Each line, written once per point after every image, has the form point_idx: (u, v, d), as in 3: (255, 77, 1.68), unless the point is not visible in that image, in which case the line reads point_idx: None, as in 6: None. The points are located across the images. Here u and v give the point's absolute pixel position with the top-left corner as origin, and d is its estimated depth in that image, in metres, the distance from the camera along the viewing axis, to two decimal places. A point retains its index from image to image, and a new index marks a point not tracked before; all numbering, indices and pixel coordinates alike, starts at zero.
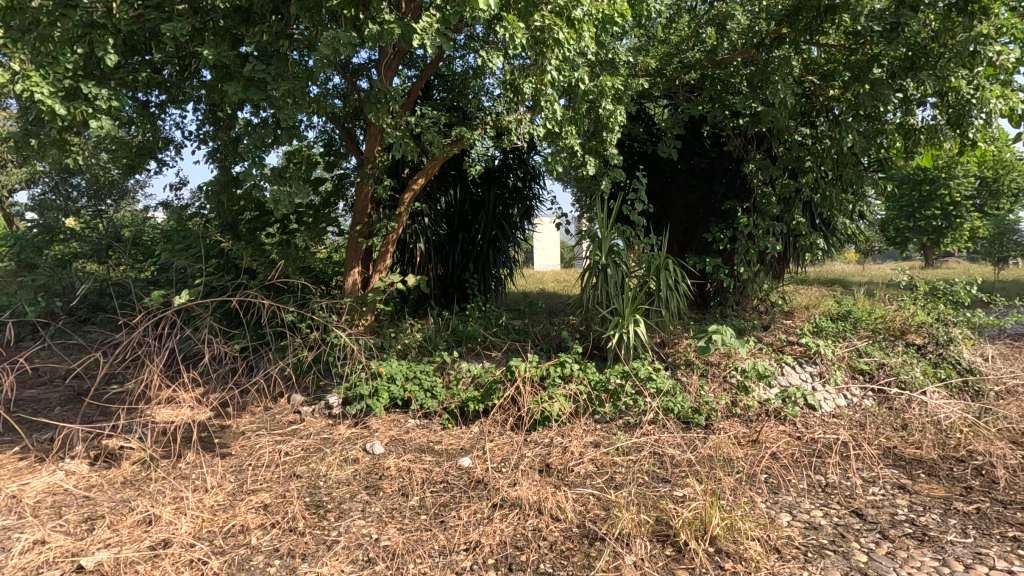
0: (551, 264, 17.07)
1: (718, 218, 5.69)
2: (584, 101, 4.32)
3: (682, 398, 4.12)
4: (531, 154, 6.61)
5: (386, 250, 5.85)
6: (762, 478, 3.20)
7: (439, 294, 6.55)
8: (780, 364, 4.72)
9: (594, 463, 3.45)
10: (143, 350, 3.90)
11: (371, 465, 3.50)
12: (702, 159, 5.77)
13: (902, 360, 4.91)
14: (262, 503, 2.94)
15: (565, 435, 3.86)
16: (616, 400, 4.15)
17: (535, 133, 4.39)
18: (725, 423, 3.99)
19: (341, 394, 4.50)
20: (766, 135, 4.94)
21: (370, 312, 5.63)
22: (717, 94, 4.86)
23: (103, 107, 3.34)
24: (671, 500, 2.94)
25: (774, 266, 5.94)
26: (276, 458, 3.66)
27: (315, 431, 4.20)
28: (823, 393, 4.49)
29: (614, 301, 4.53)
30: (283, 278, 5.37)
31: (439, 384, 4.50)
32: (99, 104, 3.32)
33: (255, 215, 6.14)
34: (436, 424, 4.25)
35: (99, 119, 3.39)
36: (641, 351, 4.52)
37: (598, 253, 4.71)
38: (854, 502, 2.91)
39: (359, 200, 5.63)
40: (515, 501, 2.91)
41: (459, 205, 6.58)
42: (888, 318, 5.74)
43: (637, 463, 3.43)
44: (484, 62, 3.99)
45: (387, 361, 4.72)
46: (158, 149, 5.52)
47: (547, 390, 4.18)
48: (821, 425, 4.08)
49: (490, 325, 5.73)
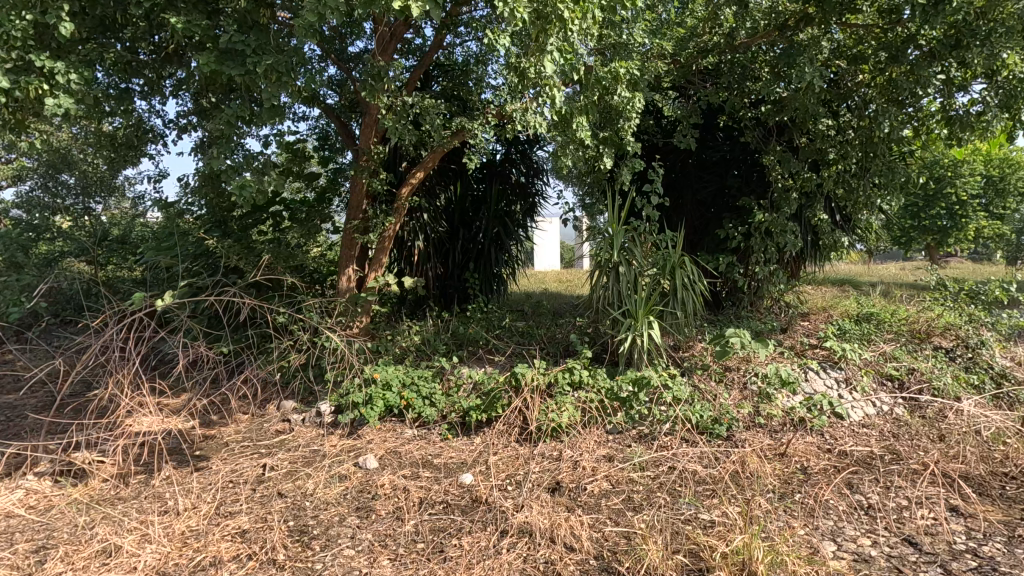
0: (551, 265, 16.79)
1: (733, 215, 5.38)
2: (595, 85, 4.01)
3: (700, 407, 3.82)
4: (535, 148, 6.28)
5: (383, 248, 5.53)
6: (796, 499, 2.90)
7: (438, 295, 6.25)
8: (804, 370, 4.38)
9: (608, 480, 3.16)
10: (106, 357, 3.51)
11: (363, 482, 3.19)
12: (713, 152, 5.49)
13: (932, 365, 4.61)
14: (240, 529, 2.64)
15: (575, 448, 3.58)
16: (630, 408, 3.87)
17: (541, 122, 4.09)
18: (748, 435, 3.69)
19: (334, 401, 4.23)
20: (787, 124, 4.63)
21: (365, 313, 5.33)
22: (736, 80, 4.52)
23: (59, 82, 3.08)
24: (698, 526, 2.63)
25: (792, 264, 5.63)
26: (261, 473, 3.35)
27: (304, 443, 3.90)
28: (851, 401, 4.18)
29: (627, 301, 4.22)
30: (271, 276, 5.04)
31: (438, 391, 4.21)
32: (54, 78, 3.07)
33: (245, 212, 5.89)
34: (435, 435, 3.95)
35: (56, 96, 3.12)
36: (655, 355, 4.21)
37: (609, 250, 4.39)
38: (904, 527, 2.61)
39: (354, 194, 5.33)
40: (523, 527, 2.62)
41: (459, 201, 6.25)
42: (911, 320, 5.45)
43: (656, 481, 3.14)
44: (491, 39, 3.68)
45: (383, 366, 4.44)
46: (143, 141, 5.24)
47: (554, 398, 3.88)
48: (853, 438, 3.78)
49: (491, 327, 5.42)
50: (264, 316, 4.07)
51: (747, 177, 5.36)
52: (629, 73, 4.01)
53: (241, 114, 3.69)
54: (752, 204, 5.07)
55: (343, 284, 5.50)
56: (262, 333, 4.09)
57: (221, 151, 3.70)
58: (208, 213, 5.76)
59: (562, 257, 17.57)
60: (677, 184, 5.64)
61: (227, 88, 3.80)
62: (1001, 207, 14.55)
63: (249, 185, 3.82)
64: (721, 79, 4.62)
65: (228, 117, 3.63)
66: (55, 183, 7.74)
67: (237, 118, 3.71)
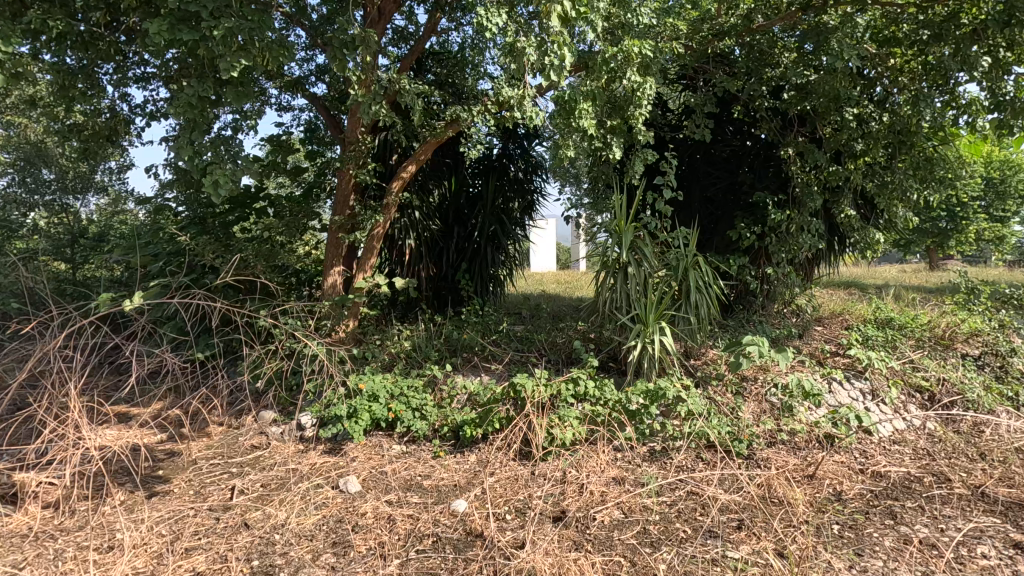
0: (546, 266, 16.43)
1: (745, 212, 5.04)
2: (602, 67, 3.66)
3: (718, 422, 3.49)
4: (533, 142, 5.90)
5: (372, 246, 5.16)
6: (834, 533, 2.56)
7: (431, 297, 5.88)
8: (827, 381, 4.03)
9: (620, 508, 2.82)
10: (49, 365, 3.11)
11: (344, 509, 2.84)
12: (725, 146, 5.14)
13: (963, 375, 4.28)
14: (195, 572, 2.30)
15: (580, 468, 3.24)
16: (640, 423, 3.52)
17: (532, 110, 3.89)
18: (771, 454, 3.36)
19: (315, 414, 3.88)
20: (809, 114, 4.29)
21: (352, 316, 4.99)
22: (754, 66, 4.18)
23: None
24: (725, 567, 2.29)
25: (808, 265, 5.29)
26: (229, 498, 2.98)
27: (281, 462, 3.54)
28: (878, 415, 3.84)
29: (636, 305, 3.86)
30: (246, 277, 4.63)
31: (429, 403, 3.88)
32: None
33: (227, 209, 5.55)
34: (425, 452, 3.60)
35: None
36: (666, 364, 3.87)
37: (617, 250, 4.02)
38: (963, 570, 2.27)
39: (340, 189, 4.95)
40: (524, 571, 2.27)
41: (454, 198, 5.90)
42: (934, 325, 5.13)
43: (674, 510, 2.80)
44: (486, 15, 3.32)
45: (370, 375, 4.09)
46: (113, 130, 4.88)
47: (557, 412, 3.53)
48: (885, 456, 3.44)
49: (488, 331, 5.03)
50: (237, 324, 3.68)
51: (761, 173, 5.02)
52: (640, 54, 3.66)
53: (205, 91, 3.29)
54: (767, 201, 4.73)
55: (329, 284, 5.14)
56: (237, 341, 3.72)
57: (187, 134, 3.32)
58: (188, 209, 5.44)
59: (557, 259, 17.37)
60: (685, 181, 5.30)
61: (196, 64, 3.42)
62: (1001, 210, 14.31)
63: (219, 174, 3.43)
64: (736, 66, 4.29)
65: (190, 94, 3.24)
66: (34, 178, 7.06)
67: (201, 95, 3.31)
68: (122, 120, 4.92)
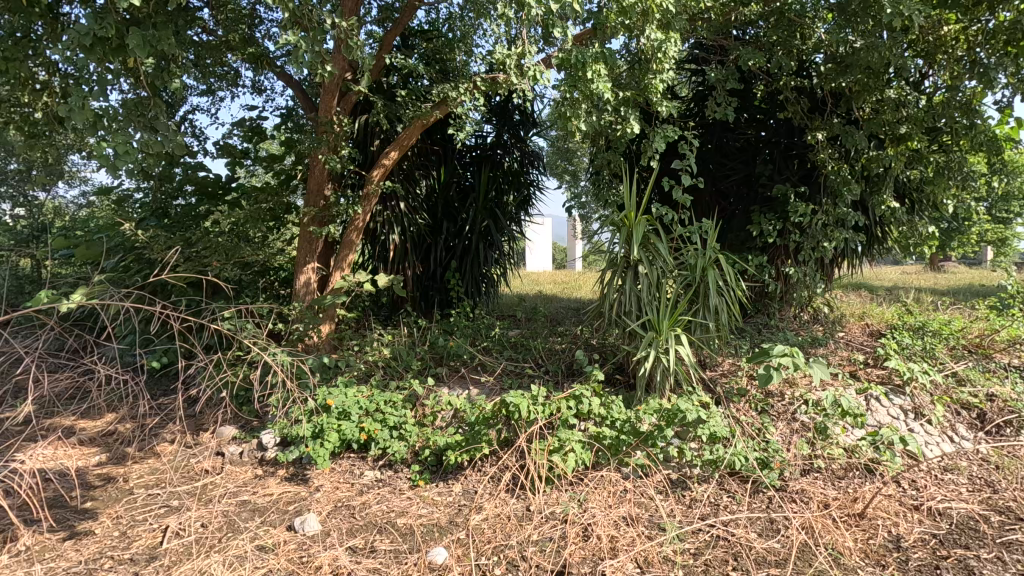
0: (542, 265, 16.01)
1: (764, 206, 4.56)
2: (610, 28, 3.17)
3: (743, 448, 3.01)
4: (530, 130, 5.40)
5: (351, 241, 4.65)
6: None
7: (417, 298, 5.36)
8: (864, 397, 3.53)
9: (632, 562, 2.35)
10: None
11: (298, 560, 2.35)
12: (743, 133, 4.64)
13: (1014, 390, 3.79)
14: None
15: (583, 504, 2.75)
16: (652, 447, 3.03)
17: (535, 66, 3.46)
18: (805, 486, 2.89)
19: (278, 433, 3.39)
20: (844, 92, 3.79)
21: (329, 319, 4.60)
22: (783, 37, 3.70)
23: None
24: None
25: (832, 264, 4.78)
26: (159, 543, 2.50)
27: (233, 492, 3.05)
28: (924, 437, 3.35)
29: (647, 310, 3.34)
30: (192, 277, 4.02)
31: (409, 421, 3.38)
32: None
33: (201, 201, 5.11)
34: (403, 481, 3.11)
35: None
36: (681, 378, 3.37)
37: (625, 246, 3.49)
38: None
39: (313, 176, 4.40)
40: None
41: (443, 189, 5.38)
42: (971, 332, 4.64)
43: (700, 563, 2.33)
44: None
45: (342, 388, 3.57)
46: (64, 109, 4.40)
47: (556, 436, 3.03)
48: (940, 488, 2.94)
49: (478, 337, 4.51)
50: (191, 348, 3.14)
51: (783, 163, 4.50)
52: (659, 15, 3.15)
53: (112, 30, 2.86)
54: (790, 194, 4.25)
55: (302, 283, 4.62)
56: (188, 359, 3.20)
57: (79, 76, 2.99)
58: (155, 202, 5.02)
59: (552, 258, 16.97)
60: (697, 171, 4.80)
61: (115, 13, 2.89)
62: None
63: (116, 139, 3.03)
64: (766, 35, 3.79)
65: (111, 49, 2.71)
66: None
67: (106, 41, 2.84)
68: (56, 96, 4.00)
